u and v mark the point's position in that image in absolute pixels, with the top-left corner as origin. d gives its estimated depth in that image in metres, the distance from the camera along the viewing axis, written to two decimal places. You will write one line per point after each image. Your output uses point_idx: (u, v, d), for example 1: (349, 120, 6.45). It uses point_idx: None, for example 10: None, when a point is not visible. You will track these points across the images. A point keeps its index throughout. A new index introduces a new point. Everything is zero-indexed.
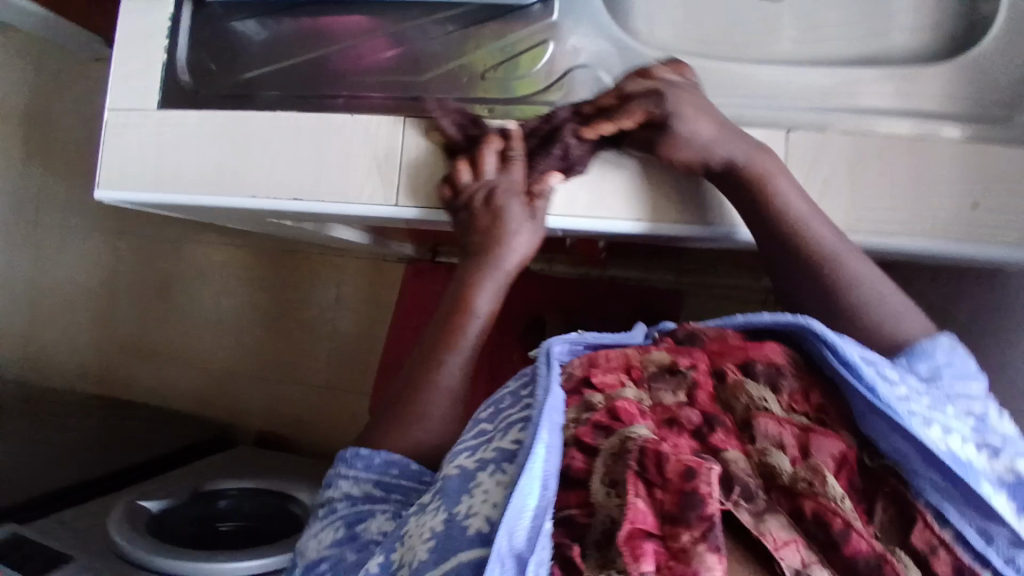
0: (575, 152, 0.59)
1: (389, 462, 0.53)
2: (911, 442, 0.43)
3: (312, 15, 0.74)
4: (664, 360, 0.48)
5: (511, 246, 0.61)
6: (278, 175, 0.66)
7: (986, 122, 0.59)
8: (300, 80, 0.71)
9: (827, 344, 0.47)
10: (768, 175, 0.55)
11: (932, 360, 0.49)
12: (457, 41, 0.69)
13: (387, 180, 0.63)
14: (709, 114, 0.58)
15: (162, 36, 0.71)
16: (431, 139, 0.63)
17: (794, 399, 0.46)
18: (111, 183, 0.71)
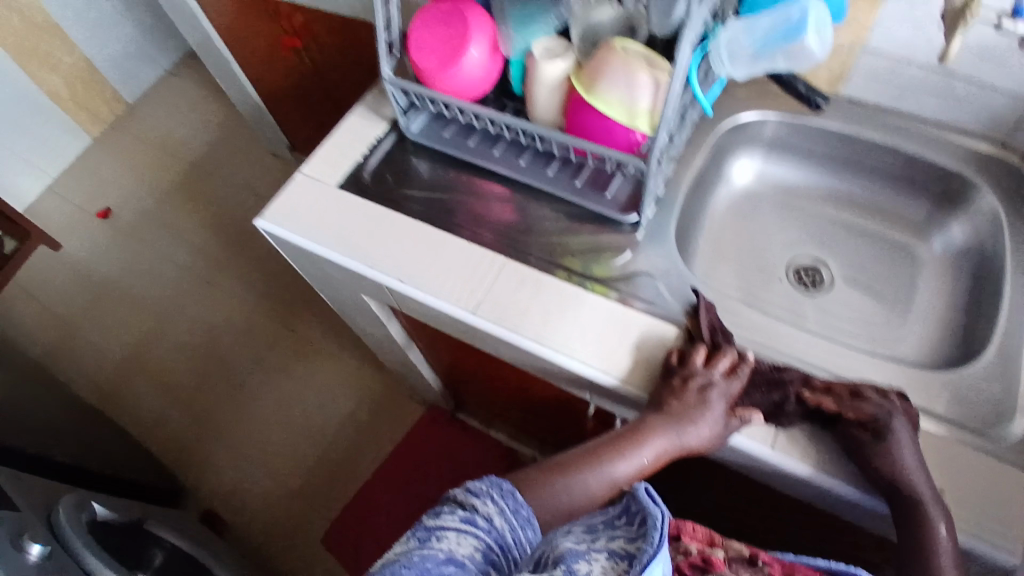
0: (790, 404, 0.69)
1: (527, 524, 0.65)
2: None
3: (470, 173, 0.96)
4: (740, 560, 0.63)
5: (691, 436, 0.70)
6: (401, 263, 0.86)
7: (958, 427, 0.70)
8: (442, 210, 0.92)
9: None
10: (913, 477, 0.64)
11: None
12: (563, 220, 0.89)
13: (580, 323, 0.78)
14: (909, 441, 0.66)
15: (364, 148, 0.98)
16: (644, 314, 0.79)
17: None
18: (276, 217, 0.92)
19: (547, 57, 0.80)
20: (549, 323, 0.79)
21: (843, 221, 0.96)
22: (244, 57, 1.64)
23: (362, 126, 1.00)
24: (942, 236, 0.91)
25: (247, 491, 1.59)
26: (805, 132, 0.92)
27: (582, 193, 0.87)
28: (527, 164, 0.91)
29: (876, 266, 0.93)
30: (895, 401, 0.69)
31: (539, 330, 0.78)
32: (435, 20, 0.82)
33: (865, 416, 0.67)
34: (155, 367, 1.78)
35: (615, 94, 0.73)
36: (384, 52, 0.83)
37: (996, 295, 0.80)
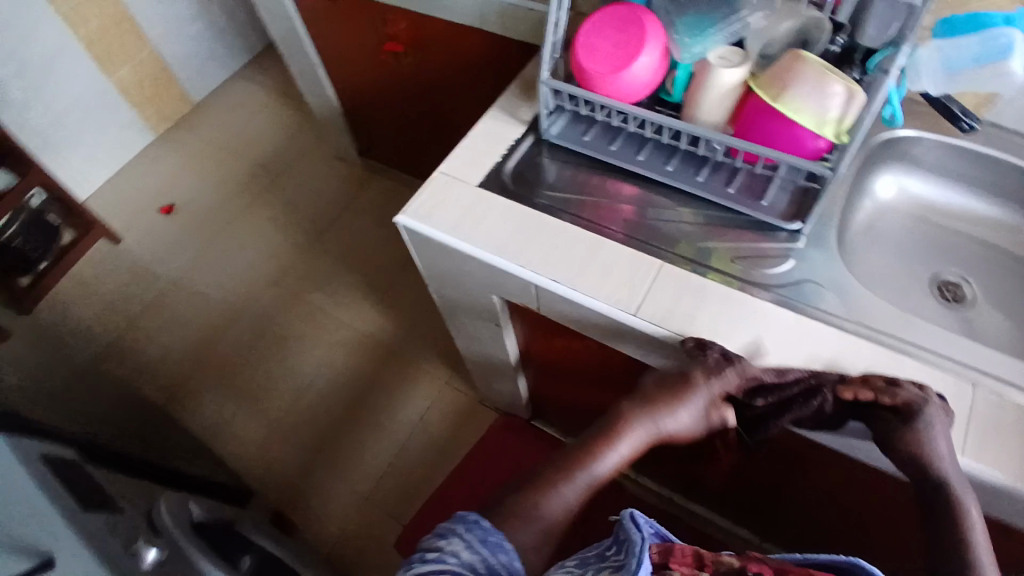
0: (829, 406, 0.70)
1: (501, 548, 0.64)
2: None
3: (607, 175, 0.95)
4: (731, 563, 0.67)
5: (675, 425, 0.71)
6: (555, 264, 0.84)
7: None
8: (583, 210, 0.91)
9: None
10: (944, 463, 0.64)
11: None
12: (710, 226, 0.88)
13: (710, 328, 0.77)
14: (942, 437, 0.65)
15: (501, 147, 0.97)
16: (759, 314, 0.78)
17: None
18: (416, 213, 0.91)
19: (724, 65, 0.79)
20: (716, 327, 0.77)
21: (981, 242, 0.96)
22: (336, 63, 1.67)
23: (499, 127, 1.00)
24: None
25: (317, 492, 1.55)
26: (949, 152, 0.93)
27: (737, 197, 0.87)
28: (675, 169, 0.91)
29: (1021, 287, 0.92)
30: (931, 395, 0.68)
31: (705, 333, 0.77)
32: (611, 24, 0.83)
33: (901, 404, 0.67)
34: (218, 365, 1.76)
35: (808, 103, 0.73)
36: (550, 52, 0.84)
37: None
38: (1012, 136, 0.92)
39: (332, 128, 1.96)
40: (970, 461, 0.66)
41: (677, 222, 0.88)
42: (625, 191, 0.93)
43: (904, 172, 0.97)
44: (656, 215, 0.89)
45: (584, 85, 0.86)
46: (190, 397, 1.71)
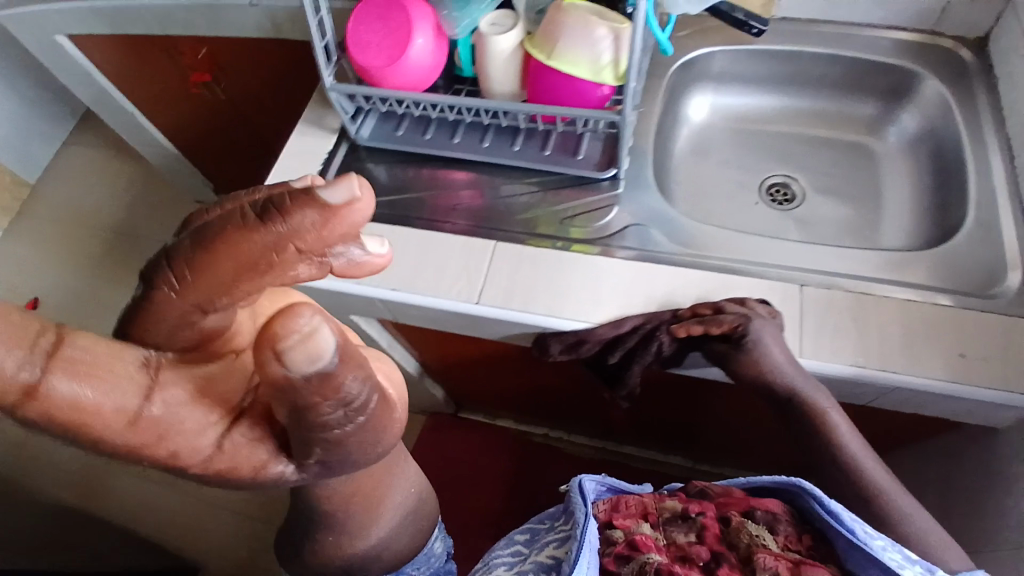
0: (667, 346, 0.74)
1: None
2: (874, 562, 0.60)
3: (430, 166, 0.92)
4: (673, 506, 0.72)
5: (184, 423, 0.39)
6: (393, 274, 0.82)
7: (956, 295, 0.74)
8: (413, 209, 0.88)
9: (812, 500, 0.65)
10: (786, 369, 0.69)
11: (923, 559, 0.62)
12: (537, 193, 0.87)
13: (553, 298, 0.77)
14: (776, 345, 0.70)
15: (317, 163, 0.92)
16: (595, 271, 0.78)
17: (788, 537, 0.67)
18: None
19: (495, 31, 0.78)
20: (562, 295, 0.77)
21: (802, 137, 1.00)
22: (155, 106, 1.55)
23: (308, 143, 0.95)
24: (896, 128, 0.96)
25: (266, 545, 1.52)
26: (748, 59, 0.96)
27: (557, 158, 0.87)
28: (493, 144, 0.89)
29: (843, 171, 0.97)
30: (755, 307, 0.71)
31: (552, 305, 0.77)
32: (374, 14, 0.79)
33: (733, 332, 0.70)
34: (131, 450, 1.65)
35: (578, 53, 0.73)
36: (325, 59, 0.79)
37: (963, 164, 0.85)
38: (800, 28, 0.95)
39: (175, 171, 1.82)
40: (809, 359, 0.70)
41: (511, 196, 0.87)
42: (454, 178, 0.91)
43: (715, 88, 0.99)
44: (488, 195, 0.88)
45: (373, 83, 0.82)
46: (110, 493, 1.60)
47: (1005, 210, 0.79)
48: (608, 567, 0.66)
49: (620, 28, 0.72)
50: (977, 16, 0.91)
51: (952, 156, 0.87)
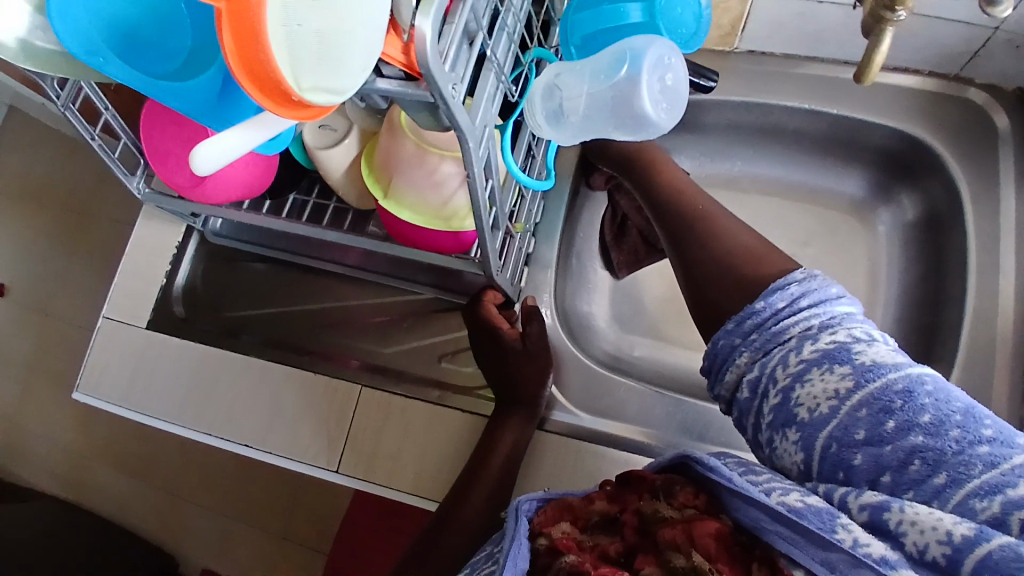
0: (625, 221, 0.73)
1: None
2: (764, 509, 0.42)
3: (298, 271, 0.76)
4: (606, 510, 0.47)
5: (529, 367, 0.64)
6: (249, 425, 0.72)
7: None
8: (280, 328, 0.75)
9: (697, 461, 0.46)
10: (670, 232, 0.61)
11: (806, 309, 0.47)
12: (417, 315, 0.72)
13: (415, 478, 0.67)
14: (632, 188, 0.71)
15: (167, 261, 0.78)
16: (472, 440, 0.67)
17: (687, 500, 0.46)
18: (90, 387, 0.77)
19: (325, 140, 0.59)
20: (450, 475, 0.66)
21: (765, 208, 0.79)
22: None
23: (155, 232, 0.79)
24: (887, 214, 0.75)
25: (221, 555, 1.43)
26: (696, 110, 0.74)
27: (436, 285, 0.72)
28: (365, 254, 0.74)
29: (817, 257, 0.77)
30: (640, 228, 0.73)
31: (444, 491, 0.66)
32: (168, 117, 0.61)
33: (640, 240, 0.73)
34: (78, 452, 1.50)
35: (416, 192, 0.54)
36: (117, 175, 0.64)
37: (960, 291, 0.66)
38: (768, 66, 0.72)
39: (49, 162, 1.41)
40: None
41: (390, 319, 0.73)
42: (322, 287, 0.75)
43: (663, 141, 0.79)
44: (364, 313, 0.74)
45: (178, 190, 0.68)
46: (78, 486, 1.49)
47: (998, 371, 0.62)
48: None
49: None
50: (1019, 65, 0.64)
51: (951, 277, 0.68)
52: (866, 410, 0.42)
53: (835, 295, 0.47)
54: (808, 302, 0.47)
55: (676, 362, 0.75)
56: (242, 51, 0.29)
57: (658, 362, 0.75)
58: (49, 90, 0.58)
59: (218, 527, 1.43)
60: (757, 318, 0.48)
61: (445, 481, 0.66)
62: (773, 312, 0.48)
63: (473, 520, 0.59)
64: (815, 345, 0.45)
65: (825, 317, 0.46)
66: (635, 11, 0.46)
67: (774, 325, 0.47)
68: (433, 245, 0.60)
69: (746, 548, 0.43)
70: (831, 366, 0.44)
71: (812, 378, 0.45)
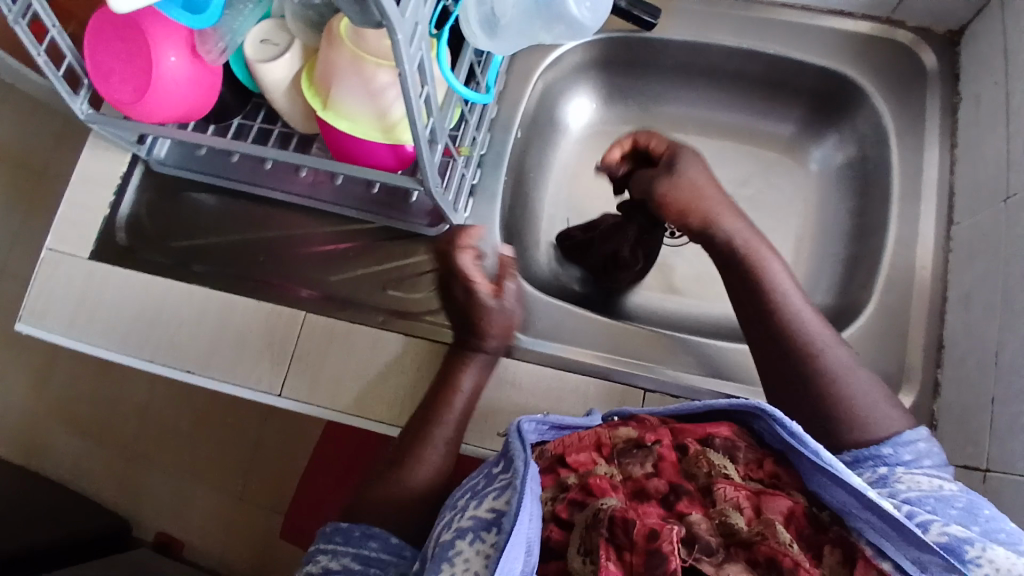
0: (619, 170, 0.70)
1: (369, 536, 0.53)
2: (850, 492, 0.44)
3: (245, 202, 0.76)
4: (632, 437, 0.50)
5: (493, 322, 0.64)
6: (192, 352, 0.71)
7: None
8: (225, 257, 0.75)
9: (775, 422, 0.47)
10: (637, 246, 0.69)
11: (927, 465, 0.50)
12: (364, 244, 0.73)
13: (359, 399, 0.67)
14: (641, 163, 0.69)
15: (111, 191, 0.78)
16: (416, 362, 0.68)
17: (750, 467, 0.49)
18: (32, 318, 0.76)
19: (266, 54, 0.60)
20: (400, 398, 0.67)
21: (709, 149, 0.81)
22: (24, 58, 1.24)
23: (99, 161, 0.78)
24: (821, 154, 0.78)
25: (176, 517, 1.41)
26: (643, 49, 0.76)
27: (383, 214, 0.72)
28: (311, 182, 0.74)
29: (755, 196, 0.79)
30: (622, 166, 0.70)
31: (387, 410, 0.67)
32: (111, 30, 0.61)
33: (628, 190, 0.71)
34: (29, 414, 1.47)
35: (356, 103, 0.55)
36: (60, 92, 0.63)
37: (884, 222, 0.69)
38: (710, 7, 0.74)
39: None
40: None
41: (337, 248, 0.73)
42: (269, 217, 0.75)
43: (609, 82, 0.81)
44: (310, 243, 0.74)
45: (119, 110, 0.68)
46: (28, 448, 1.46)
47: (918, 296, 0.66)
48: (559, 517, 0.45)
49: None
50: (942, 6, 0.68)
51: (877, 210, 0.71)
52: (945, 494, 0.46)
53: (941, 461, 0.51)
54: (930, 463, 0.50)
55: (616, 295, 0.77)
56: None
57: (603, 294, 0.77)
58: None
59: (174, 488, 1.42)
60: (881, 458, 0.50)
61: (388, 402, 0.67)
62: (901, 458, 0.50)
63: (417, 431, 0.61)
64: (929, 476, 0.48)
65: (938, 473, 0.50)
66: None
67: (886, 460, 0.50)
68: (374, 161, 0.60)
69: (822, 527, 0.45)
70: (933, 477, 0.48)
71: (924, 479, 0.48)
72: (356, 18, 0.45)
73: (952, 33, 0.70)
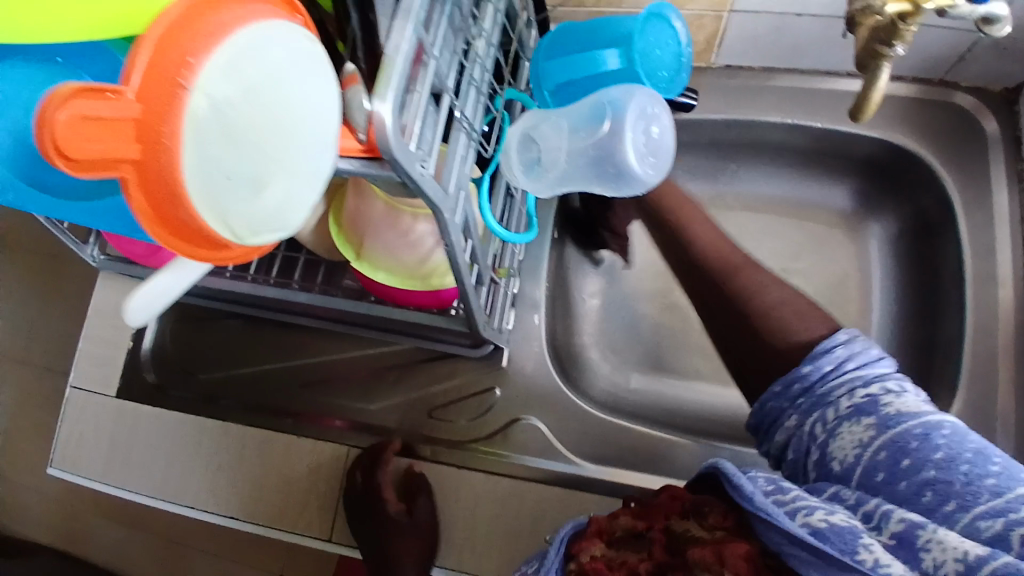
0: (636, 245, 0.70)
1: None
2: (784, 530, 0.37)
3: (272, 328, 0.73)
4: (627, 524, 0.44)
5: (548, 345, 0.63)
6: (231, 495, 0.68)
7: None
8: (256, 388, 0.71)
9: (731, 482, 0.42)
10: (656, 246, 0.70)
11: (852, 371, 0.44)
12: (401, 366, 0.69)
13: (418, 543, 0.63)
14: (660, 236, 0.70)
15: (132, 325, 0.74)
16: (470, 496, 0.63)
17: (718, 522, 0.41)
18: (64, 463, 0.73)
19: None
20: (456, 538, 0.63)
21: (753, 223, 0.76)
22: None
23: (116, 295, 0.75)
24: (876, 223, 0.73)
25: None
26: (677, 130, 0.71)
27: (417, 335, 0.66)
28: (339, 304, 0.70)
29: (807, 272, 0.74)
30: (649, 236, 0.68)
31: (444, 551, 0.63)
32: None
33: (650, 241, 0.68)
34: None
35: (392, 255, 0.51)
36: (69, 248, 0.59)
37: (956, 304, 0.64)
38: (746, 82, 0.69)
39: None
40: None
41: (368, 372, 0.69)
42: (299, 341, 0.72)
43: None
44: (342, 368, 0.70)
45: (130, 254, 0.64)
46: None
47: (1002, 385, 0.60)
48: None
49: None
50: (1003, 67, 0.62)
51: (946, 289, 0.66)
52: (885, 448, 0.41)
53: (878, 356, 0.45)
54: (856, 365, 0.44)
55: (674, 393, 0.72)
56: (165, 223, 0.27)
57: (655, 392, 0.72)
58: None
59: None
60: (804, 382, 0.45)
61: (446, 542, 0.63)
62: (819, 375, 0.45)
63: None
64: (851, 399, 0.43)
65: (869, 381, 0.43)
66: (612, 58, 0.42)
67: (821, 387, 0.45)
68: (414, 301, 0.56)
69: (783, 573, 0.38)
70: (859, 417, 0.43)
71: (844, 431, 0.43)
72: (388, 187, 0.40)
73: (1012, 92, 0.65)
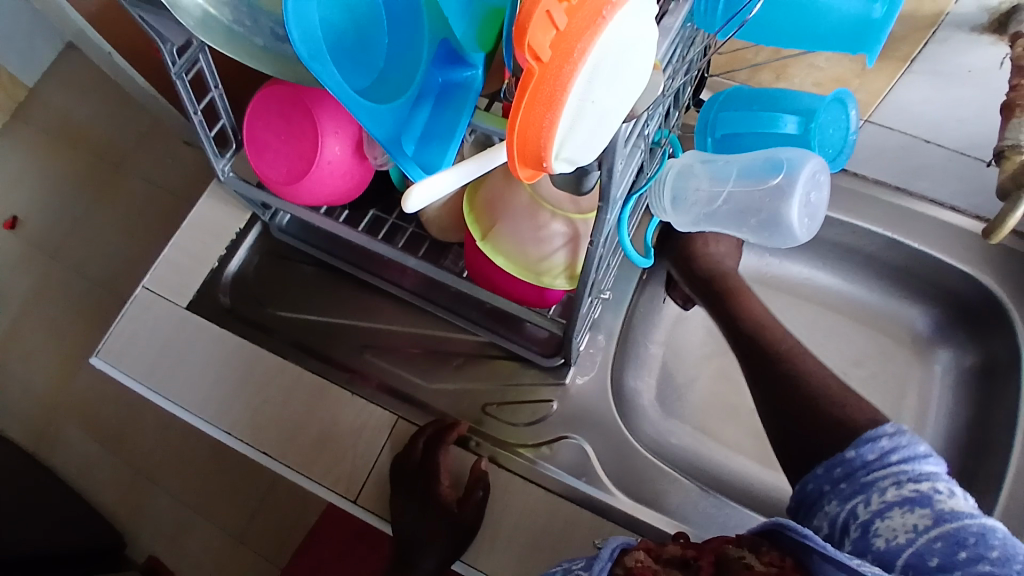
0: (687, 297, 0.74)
1: None
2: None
3: (353, 287, 0.75)
4: (677, 551, 0.46)
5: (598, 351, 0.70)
6: (270, 433, 0.68)
7: None
8: (322, 338, 0.73)
9: (793, 532, 0.44)
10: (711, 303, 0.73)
11: (895, 462, 0.47)
12: (467, 357, 0.71)
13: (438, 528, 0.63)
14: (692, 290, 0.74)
15: (222, 245, 0.76)
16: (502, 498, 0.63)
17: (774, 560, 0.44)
18: (110, 355, 0.73)
19: None
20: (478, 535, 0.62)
21: (823, 321, 0.79)
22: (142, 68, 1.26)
23: (216, 214, 0.77)
24: (944, 352, 0.75)
25: None
26: None
27: (493, 329, 0.71)
28: (424, 282, 0.73)
29: (865, 381, 0.76)
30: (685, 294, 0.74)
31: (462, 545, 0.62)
32: (276, 109, 0.60)
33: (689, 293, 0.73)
34: None
35: (519, 243, 0.53)
36: (209, 153, 0.62)
37: (1008, 446, 0.65)
38: (857, 189, 0.73)
39: (71, 99, 1.33)
40: None
41: (433, 353, 0.71)
42: (376, 306, 0.74)
43: None
44: (410, 343, 0.72)
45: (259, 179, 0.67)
46: None
47: None
48: None
49: (583, 223, 0.52)
50: None
51: (1000, 429, 0.67)
52: (941, 539, 0.42)
53: (925, 453, 0.47)
54: (898, 457, 0.47)
55: (715, 458, 0.73)
56: (527, 114, 0.28)
57: (696, 453, 0.73)
58: (167, 56, 0.53)
59: None
60: (847, 466, 0.49)
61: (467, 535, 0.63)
62: (863, 462, 0.48)
63: None
64: (898, 489, 0.45)
65: (914, 471, 0.45)
66: (790, 124, 0.52)
67: (865, 475, 0.47)
68: (517, 294, 0.59)
69: None
70: (911, 506, 0.43)
71: (890, 517, 0.44)
72: (562, 179, 0.43)
73: None
